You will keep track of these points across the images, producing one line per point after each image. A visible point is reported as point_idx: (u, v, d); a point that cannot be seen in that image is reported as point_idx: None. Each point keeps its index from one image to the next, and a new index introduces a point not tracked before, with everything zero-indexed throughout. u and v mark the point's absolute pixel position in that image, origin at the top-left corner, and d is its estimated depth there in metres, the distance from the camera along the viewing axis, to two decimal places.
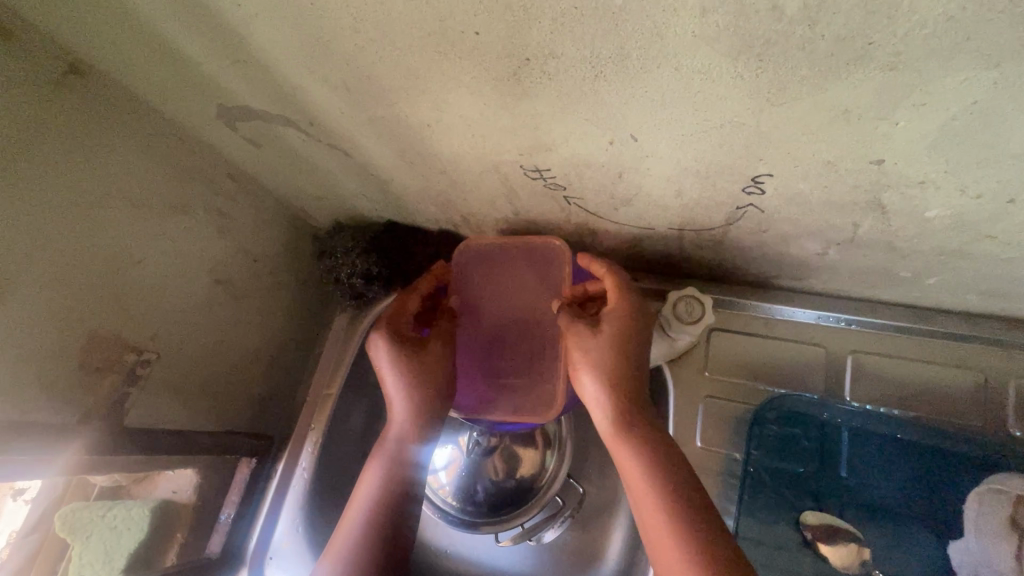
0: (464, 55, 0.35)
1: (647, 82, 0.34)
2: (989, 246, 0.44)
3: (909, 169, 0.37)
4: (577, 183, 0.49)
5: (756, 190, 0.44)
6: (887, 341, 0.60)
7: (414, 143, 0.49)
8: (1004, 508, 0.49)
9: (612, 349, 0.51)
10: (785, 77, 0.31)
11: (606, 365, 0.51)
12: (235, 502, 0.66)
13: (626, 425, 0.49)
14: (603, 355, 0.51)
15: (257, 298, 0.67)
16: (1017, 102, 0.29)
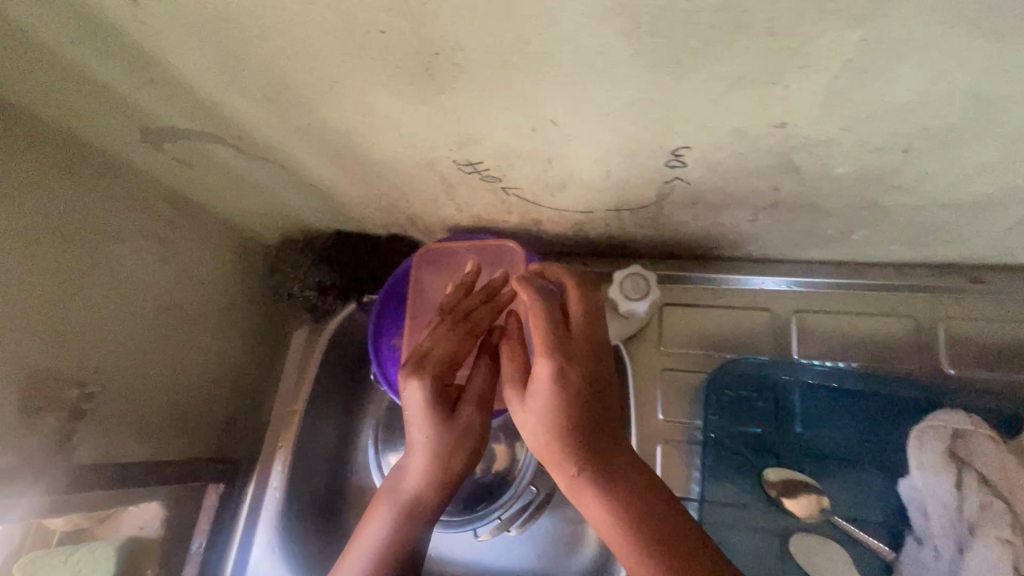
0: (375, 55, 0.36)
1: (556, 65, 0.35)
2: (898, 196, 0.47)
3: (811, 129, 0.39)
4: (510, 173, 0.50)
5: (678, 164, 0.46)
6: (825, 298, 0.63)
7: (345, 148, 0.49)
8: (944, 449, 0.52)
9: (568, 389, 0.42)
10: (681, 49, 0.33)
11: (572, 411, 0.42)
12: (205, 530, 0.64)
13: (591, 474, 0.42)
14: (560, 393, 0.42)
15: (207, 322, 0.66)
16: (886, 56, 0.31)
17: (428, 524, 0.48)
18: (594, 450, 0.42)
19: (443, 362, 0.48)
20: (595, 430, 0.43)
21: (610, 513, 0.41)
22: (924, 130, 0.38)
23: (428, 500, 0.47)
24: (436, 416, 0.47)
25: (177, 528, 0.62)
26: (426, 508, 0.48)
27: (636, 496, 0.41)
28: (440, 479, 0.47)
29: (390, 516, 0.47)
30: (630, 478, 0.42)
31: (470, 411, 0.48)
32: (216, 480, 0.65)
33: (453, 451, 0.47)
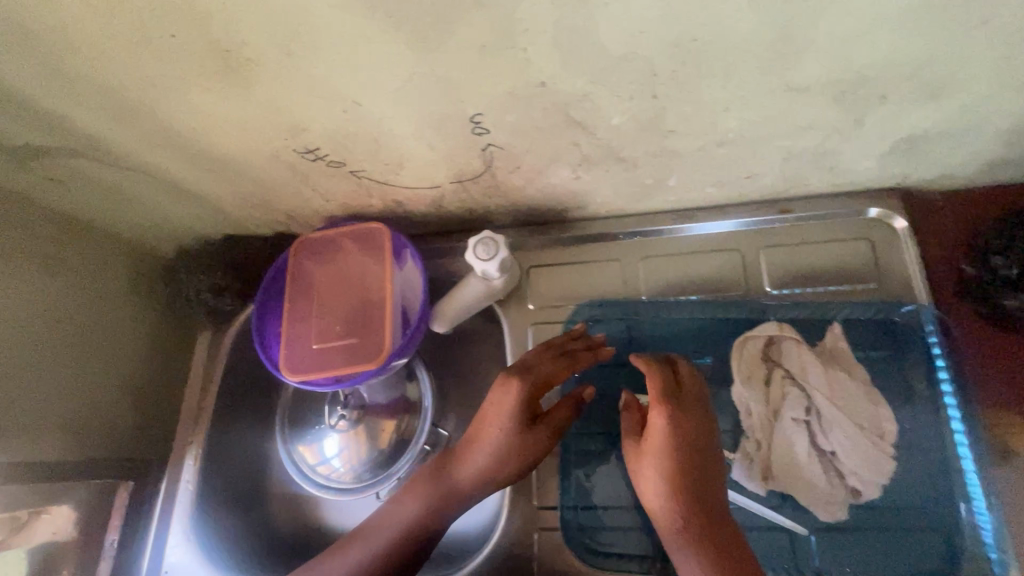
0: (176, 57, 0.42)
1: (333, 51, 0.42)
2: (678, 139, 0.55)
3: (568, 86, 0.47)
4: (348, 156, 0.57)
5: (482, 130, 0.53)
6: (666, 243, 0.71)
7: (195, 149, 0.55)
8: (757, 358, 0.61)
9: (688, 425, 0.53)
10: (422, 27, 0.40)
11: (674, 464, 0.51)
12: (119, 526, 0.67)
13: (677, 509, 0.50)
14: (681, 446, 0.52)
15: (110, 332, 0.70)
16: (579, 14, 0.39)
17: (450, 507, 0.60)
18: (680, 484, 0.51)
19: (539, 377, 0.59)
20: (699, 462, 0.52)
21: (704, 554, 0.48)
22: (655, 77, 0.46)
23: (456, 487, 0.60)
24: (518, 422, 0.58)
25: (90, 528, 0.65)
26: (463, 497, 0.60)
27: (706, 521, 0.50)
28: (484, 475, 0.59)
29: (424, 499, 0.60)
30: (714, 516, 0.50)
31: (543, 429, 0.60)
32: (126, 478, 0.69)
33: (500, 463, 0.59)
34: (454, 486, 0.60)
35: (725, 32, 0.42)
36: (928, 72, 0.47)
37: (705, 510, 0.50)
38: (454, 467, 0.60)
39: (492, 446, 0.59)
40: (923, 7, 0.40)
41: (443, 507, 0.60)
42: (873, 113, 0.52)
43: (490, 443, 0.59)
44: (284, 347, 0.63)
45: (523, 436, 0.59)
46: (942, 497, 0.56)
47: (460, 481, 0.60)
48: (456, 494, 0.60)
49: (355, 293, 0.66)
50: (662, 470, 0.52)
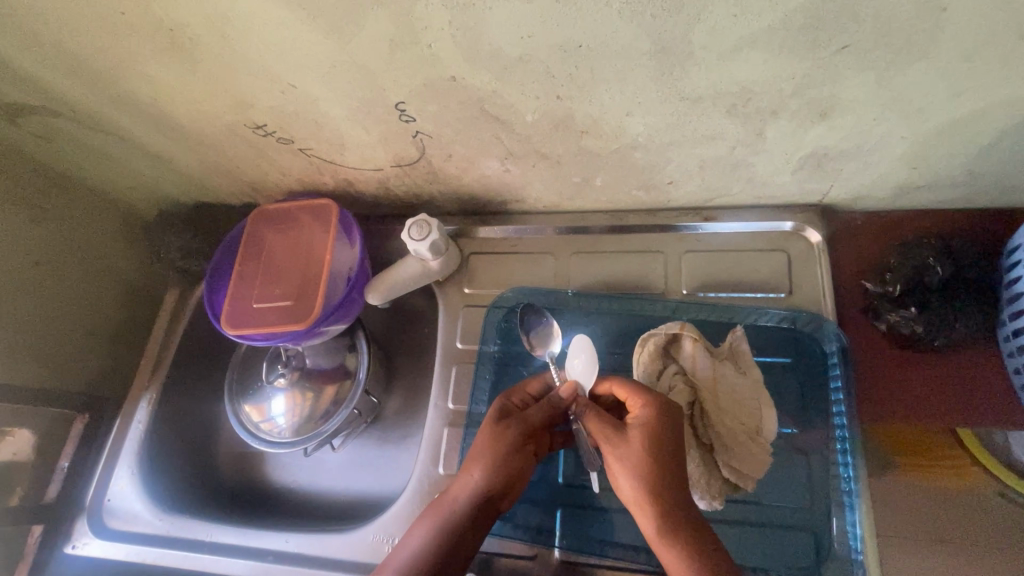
0: (131, 30, 0.50)
1: (261, 34, 0.48)
2: (594, 140, 0.59)
3: (477, 81, 0.52)
4: (294, 134, 0.63)
5: (409, 118, 0.58)
6: (598, 242, 0.75)
7: (158, 116, 0.62)
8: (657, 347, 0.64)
9: (643, 435, 0.53)
10: (332, 18, 0.46)
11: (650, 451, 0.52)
12: (71, 452, 0.74)
13: (651, 513, 0.50)
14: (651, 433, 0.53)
15: (83, 280, 0.76)
16: (469, 15, 0.44)
17: (459, 530, 0.57)
18: (659, 492, 0.50)
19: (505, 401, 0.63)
20: (670, 472, 0.52)
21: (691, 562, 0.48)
22: (554, 78, 0.51)
23: (458, 508, 0.57)
24: (494, 428, 0.59)
25: (45, 450, 0.72)
26: (472, 517, 0.57)
27: (688, 528, 0.49)
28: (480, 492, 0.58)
29: (428, 527, 0.57)
30: (695, 526, 0.50)
31: (515, 423, 0.60)
32: (81, 411, 0.76)
33: (488, 474, 0.58)
34: (456, 508, 0.58)
35: (606, 40, 0.46)
36: (811, 91, 0.50)
37: (682, 514, 0.50)
38: (455, 493, 0.59)
39: (477, 462, 0.58)
40: (785, 29, 0.43)
41: (453, 532, 0.56)
42: (771, 127, 0.55)
43: (477, 460, 0.58)
44: (228, 306, 0.70)
45: (500, 444, 0.58)
46: (818, 499, 0.60)
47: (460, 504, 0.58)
48: (462, 515, 0.57)
49: (298, 262, 0.72)
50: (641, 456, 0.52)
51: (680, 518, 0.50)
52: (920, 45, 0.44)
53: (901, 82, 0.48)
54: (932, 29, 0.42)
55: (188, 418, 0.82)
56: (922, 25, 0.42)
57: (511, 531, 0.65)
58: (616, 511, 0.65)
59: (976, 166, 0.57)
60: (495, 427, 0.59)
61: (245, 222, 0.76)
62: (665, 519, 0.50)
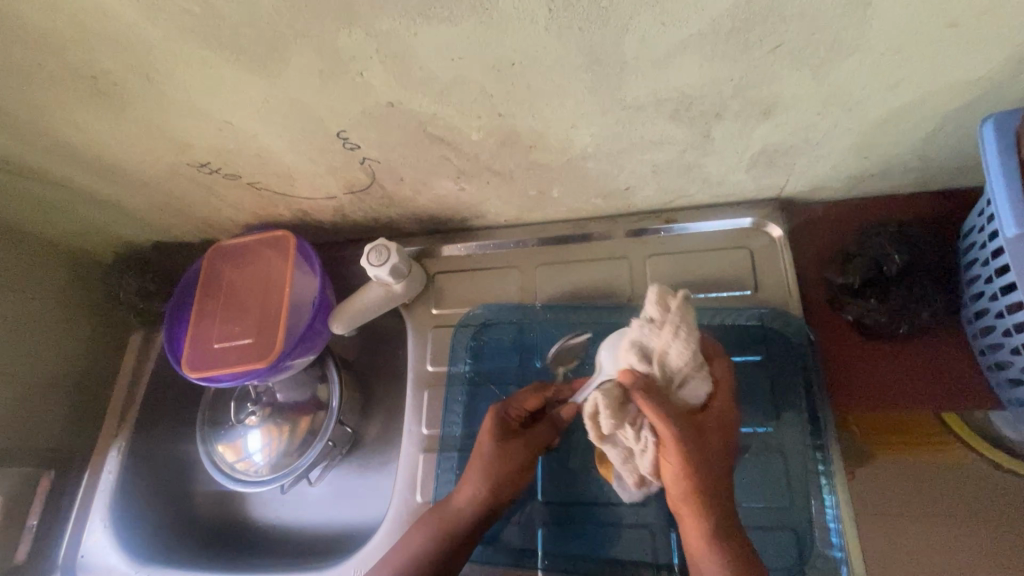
0: (53, 80, 0.48)
1: (186, 76, 0.47)
2: (543, 153, 0.59)
3: (416, 105, 0.51)
4: (239, 170, 0.61)
5: (353, 146, 0.57)
6: (562, 251, 0.74)
7: (97, 163, 0.61)
8: (667, 343, 0.50)
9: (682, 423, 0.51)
10: (256, 55, 0.45)
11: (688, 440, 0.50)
12: (39, 510, 0.72)
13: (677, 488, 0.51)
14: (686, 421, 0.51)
15: (40, 332, 0.74)
16: (395, 43, 0.44)
17: (458, 541, 0.60)
18: (707, 504, 0.51)
19: (506, 416, 0.63)
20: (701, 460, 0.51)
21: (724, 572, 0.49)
22: (493, 98, 0.50)
23: (459, 520, 0.61)
24: (496, 447, 0.61)
25: (11, 511, 0.70)
26: (470, 527, 0.61)
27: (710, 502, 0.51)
28: (482, 504, 0.61)
29: (430, 535, 0.60)
30: (735, 531, 0.51)
31: (520, 443, 0.61)
32: (48, 467, 0.74)
33: (490, 491, 0.60)
34: (458, 518, 0.61)
35: (538, 58, 0.45)
36: (750, 91, 0.49)
37: (726, 523, 0.51)
38: (456, 501, 0.61)
39: (481, 479, 0.60)
40: (714, 34, 0.43)
41: (454, 542, 0.60)
42: (717, 128, 0.54)
43: (481, 477, 0.60)
44: (189, 348, 0.69)
45: (501, 462, 0.61)
46: (797, 497, 0.59)
47: (460, 515, 0.61)
48: (463, 527, 0.61)
49: (258, 297, 0.71)
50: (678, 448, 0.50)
51: (723, 528, 0.51)
52: (851, 40, 0.44)
53: (838, 77, 0.47)
54: (860, 24, 0.42)
55: (161, 463, 0.80)
56: (849, 20, 0.42)
57: (488, 554, 0.64)
58: (596, 524, 0.64)
59: (926, 151, 0.57)
60: (499, 446, 0.61)
61: (203, 258, 0.75)
62: (709, 528, 0.51)
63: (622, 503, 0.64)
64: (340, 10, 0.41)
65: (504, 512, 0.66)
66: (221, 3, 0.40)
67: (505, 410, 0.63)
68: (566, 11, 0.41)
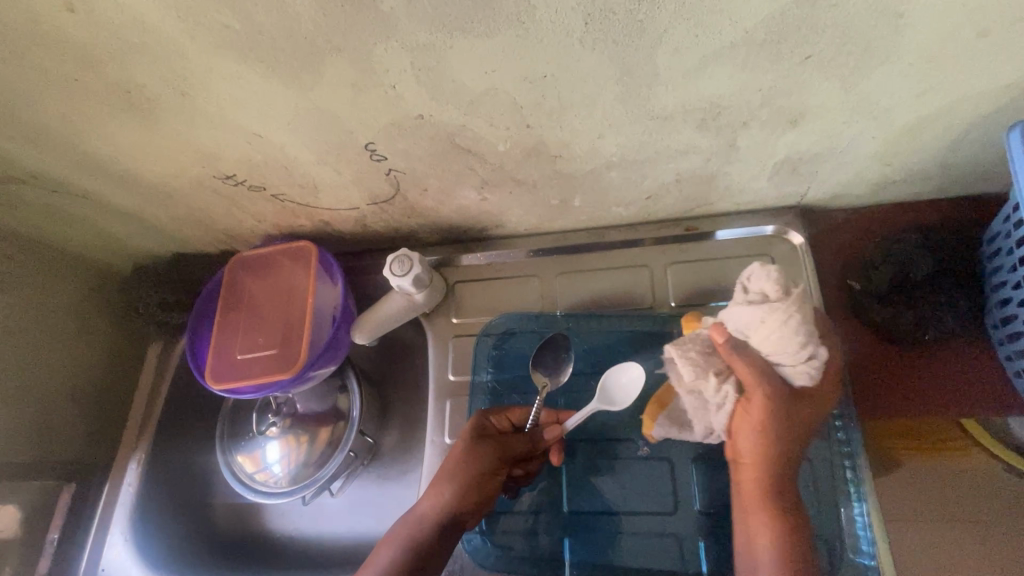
0: (89, 95, 0.49)
1: (220, 90, 0.48)
2: (569, 163, 0.59)
3: (445, 116, 0.51)
4: (264, 182, 0.62)
5: (379, 157, 0.57)
6: (582, 260, 0.75)
7: (124, 175, 0.61)
8: (750, 312, 0.47)
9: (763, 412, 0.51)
10: (291, 68, 0.45)
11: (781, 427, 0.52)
12: (60, 524, 0.72)
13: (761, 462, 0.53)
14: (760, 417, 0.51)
15: (61, 344, 0.74)
16: (431, 57, 0.44)
17: (417, 548, 0.57)
18: (773, 466, 0.53)
19: (484, 423, 0.63)
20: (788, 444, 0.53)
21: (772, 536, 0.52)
22: (522, 109, 0.50)
23: (422, 523, 0.59)
24: (472, 447, 0.60)
25: (33, 524, 0.70)
26: (434, 534, 0.58)
27: (775, 490, 0.54)
28: (448, 507, 0.59)
29: (393, 540, 0.58)
30: (782, 498, 0.54)
31: (493, 447, 0.60)
32: (68, 480, 0.74)
33: (456, 493, 0.59)
34: (421, 520, 0.59)
35: (571, 70, 0.46)
36: (778, 101, 0.50)
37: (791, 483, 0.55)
38: (422, 505, 0.60)
39: (451, 478, 0.59)
40: (746, 45, 0.43)
41: (415, 547, 0.57)
42: (742, 137, 0.55)
43: (452, 474, 0.59)
44: (212, 359, 0.69)
45: (473, 463, 0.59)
46: (825, 505, 0.59)
47: (425, 519, 0.59)
48: (426, 531, 0.58)
49: (279, 308, 0.71)
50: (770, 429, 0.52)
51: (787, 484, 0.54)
52: (881, 50, 0.44)
53: (866, 86, 0.48)
54: (892, 34, 0.43)
55: (180, 475, 0.80)
56: (882, 31, 0.42)
57: (514, 566, 0.64)
58: (622, 534, 0.63)
59: (948, 158, 0.58)
60: (475, 445, 0.60)
61: (225, 269, 0.75)
62: (775, 485, 0.54)
63: (648, 513, 0.63)
64: (378, 23, 0.41)
65: (528, 521, 0.66)
66: (261, 18, 0.41)
67: (482, 419, 0.63)
68: (602, 24, 0.41)
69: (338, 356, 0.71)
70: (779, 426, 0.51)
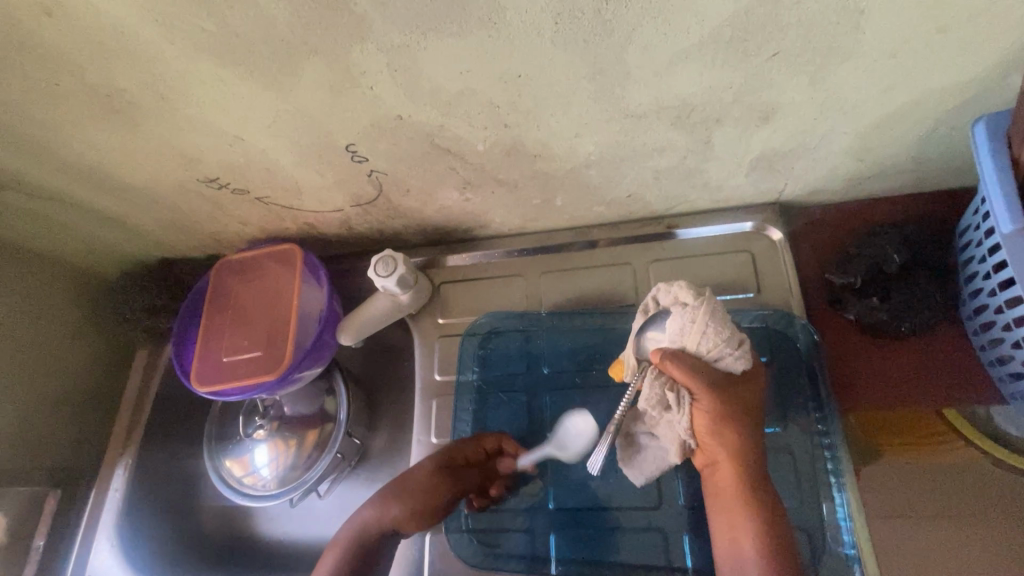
0: (69, 100, 0.49)
1: (199, 93, 0.48)
2: (549, 163, 0.60)
3: (423, 117, 0.52)
4: (248, 185, 0.62)
5: (360, 158, 0.58)
6: (566, 259, 0.75)
7: (107, 179, 0.61)
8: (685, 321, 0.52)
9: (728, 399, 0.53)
10: (268, 71, 0.46)
11: (736, 415, 0.54)
12: (45, 531, 0.72)
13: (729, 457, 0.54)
14: (729, 406, 0.53)
15: (47, 350, 0.74)
16: (405, 58, 0.45)
17: (359, 547, 0.61)
18: (744, 459, 0.54)
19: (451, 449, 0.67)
20: (744, 441, 0.54)
21: (756, 514, 0.53)
22: (499, 109, 0.51)
23: (368, 526, 0.62)
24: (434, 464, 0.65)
25: (19, 532, 0.70)
26: (381, 533, 0.62)
27: (762, 485, 0.54)
28: (392, 514, 0.62)
29: (341, 538, 0.62)
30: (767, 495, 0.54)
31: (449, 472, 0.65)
32: (54, 486, 0.73)
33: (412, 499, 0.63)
34: (365, 518, 0.63)
35: (543, 68, 0.47)
36: (749, 98, 0.51)
37: (761, 478, 0.55)
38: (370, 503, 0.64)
39: (409, 484, 0.64)
40: (714, 42, 0.44)
41: (359, 542, 0.61)
42: (717, 135, 0.56)
43: (399, 482, 0.64)
44: (198, 361, 0.69)
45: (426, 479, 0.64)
46: (807, 498, 0.60)
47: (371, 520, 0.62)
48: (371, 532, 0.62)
49: (265, 310, 0.71)
50: (713, 426, 0.54)
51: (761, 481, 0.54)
52: (844, 47, 0.45)
53: (834, 82, 0.49)
54: (855, 31, 0.44)
55: (169, 479, 0.80)
56: (844, 28, 0.43)
57: (500, 562, 0.64)
58: (608, 529, 0.64)
59: (920, 152, 0.59)
60: (432, 464, 0.65)
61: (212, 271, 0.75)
62: (744, 481, 0.54)
63: (633, 508, 0.64)
64: (353, 25, 0.42)
65: (513, 519, 0.66)
66: (236, 21, 0.42)
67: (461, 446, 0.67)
68: (571, 23, 0.42)
69: (325, 358, 0.72)
70: (729, 418, 0.53)
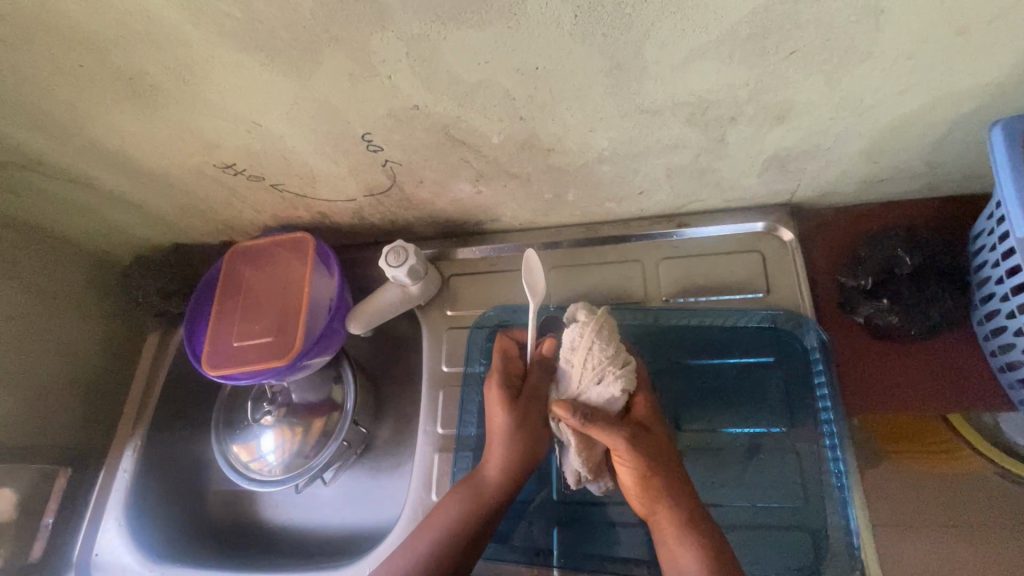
0: (92, 82, 0.50)
1: (220, 77, 0.49)
2: (562, 157, 0.60)
3: (440, 108, 0.52)
4: (263, 171, 0.63)
5: (376, 148, 0.58)
6: (576, 254, 0.76)
7: (125, 162, 0.62)
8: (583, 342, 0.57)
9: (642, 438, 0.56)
10: (289, 58, 0.47)
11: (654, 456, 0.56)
12: (55, 508, 0.73)
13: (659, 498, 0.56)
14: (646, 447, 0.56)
15: (60, 330, 0.75)
16: (424, 47, 0.45)
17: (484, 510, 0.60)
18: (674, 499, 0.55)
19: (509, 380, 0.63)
20: (668, 480, 0.56)
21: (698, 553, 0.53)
22: (515, 101, 0.51)
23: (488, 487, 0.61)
24: (515, 405, 0.61)
25: (29, 508, 0.71)
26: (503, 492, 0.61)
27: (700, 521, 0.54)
28: (511, 467, 0.61)
29: (462, 503, 0.61)
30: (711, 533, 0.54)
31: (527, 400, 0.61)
32: (64, 464, 0.74)
33: (525, 450, 0.61)
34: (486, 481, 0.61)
35: (561, 62, 0.47)
36: (764, 97, 0.51)
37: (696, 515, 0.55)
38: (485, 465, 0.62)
39: (515, 435, 0.61)
40: (732, 39, 0.45)
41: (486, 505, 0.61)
42: (731, 134, 0.56)
43: (509, 431, 0.61)
44: (209, 345, 0.70)
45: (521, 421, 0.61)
46: (812, 498, 0.60)
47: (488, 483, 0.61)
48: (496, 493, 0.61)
49: (277, 296, 0.72)
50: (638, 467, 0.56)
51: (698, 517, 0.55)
52: (862, 48, 0.45)
53: (851, 82, 0.49)
54: (873, 31, 0.44)
55: (175, 462, 0.81)
56: (862, 28, 0.43)
57: (502, 553, 0.64)
58: (610, 523, 0.64)
59: (934, 156, 0.59)
60: (513, 405, 0.61)
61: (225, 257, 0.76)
62: (681, 521, 0.54)
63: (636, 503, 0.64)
64: (374, 14, 0.43)
65: (517, 510, 0.66)
66: (260, 7, 0.42)
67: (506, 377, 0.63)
68: (591, 15, 0.43)
69: (333, 345, 0.72)
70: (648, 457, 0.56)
